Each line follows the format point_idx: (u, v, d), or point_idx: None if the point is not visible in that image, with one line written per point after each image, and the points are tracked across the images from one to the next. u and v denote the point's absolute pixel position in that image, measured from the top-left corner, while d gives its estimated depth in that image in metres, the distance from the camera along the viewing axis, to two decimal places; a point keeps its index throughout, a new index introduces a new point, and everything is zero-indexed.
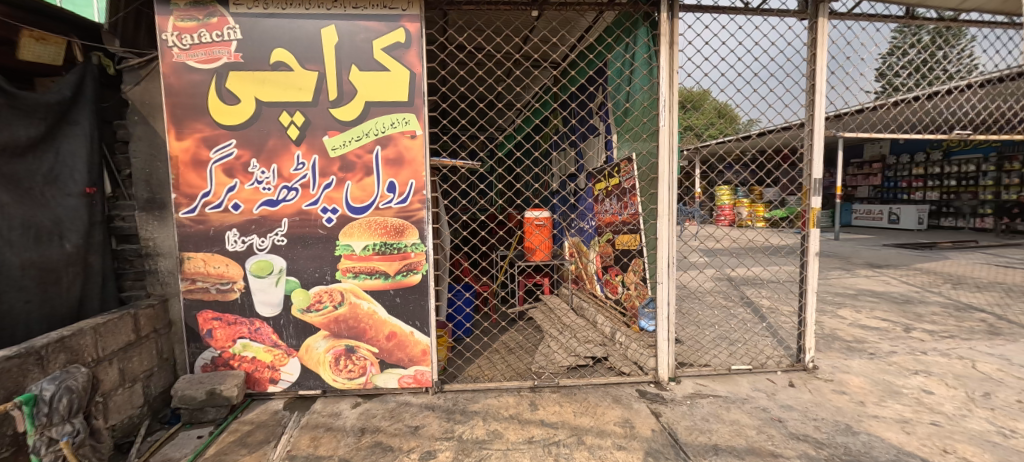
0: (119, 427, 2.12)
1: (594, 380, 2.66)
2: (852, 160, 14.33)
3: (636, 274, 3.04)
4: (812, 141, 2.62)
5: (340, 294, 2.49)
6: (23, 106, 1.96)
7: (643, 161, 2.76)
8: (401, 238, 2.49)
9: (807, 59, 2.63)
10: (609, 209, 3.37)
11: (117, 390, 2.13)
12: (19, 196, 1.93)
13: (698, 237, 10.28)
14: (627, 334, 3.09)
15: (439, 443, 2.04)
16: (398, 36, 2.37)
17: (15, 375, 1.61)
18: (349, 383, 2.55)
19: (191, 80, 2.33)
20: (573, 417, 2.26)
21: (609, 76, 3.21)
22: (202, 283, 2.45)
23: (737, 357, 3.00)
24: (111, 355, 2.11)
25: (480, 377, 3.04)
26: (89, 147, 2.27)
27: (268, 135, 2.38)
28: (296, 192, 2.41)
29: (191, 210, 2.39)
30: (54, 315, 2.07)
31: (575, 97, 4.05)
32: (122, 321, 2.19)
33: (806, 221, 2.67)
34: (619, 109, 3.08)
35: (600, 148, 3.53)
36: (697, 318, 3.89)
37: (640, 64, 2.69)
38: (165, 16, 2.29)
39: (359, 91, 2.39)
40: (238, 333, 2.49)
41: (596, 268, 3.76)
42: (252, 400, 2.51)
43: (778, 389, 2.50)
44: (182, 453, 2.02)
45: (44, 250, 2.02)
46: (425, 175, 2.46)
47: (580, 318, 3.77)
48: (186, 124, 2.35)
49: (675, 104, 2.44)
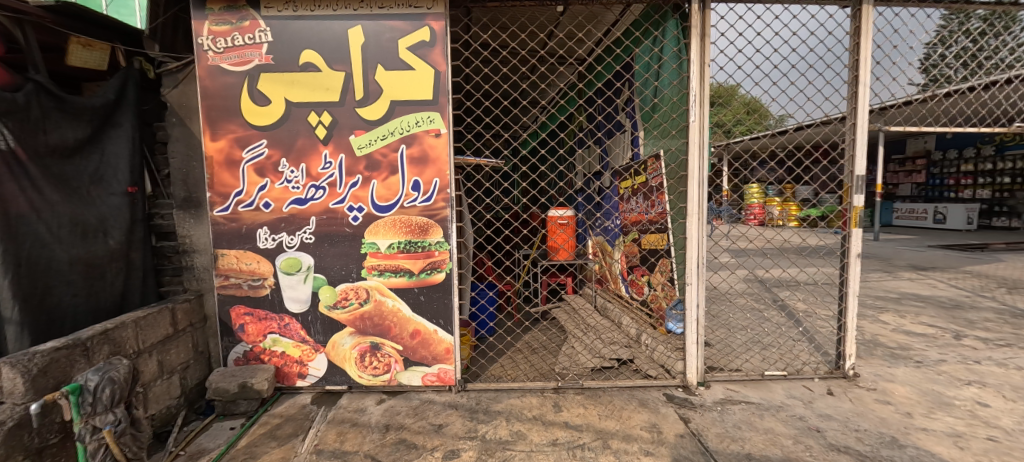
0: (158, 417, 2.21)
1: (620, 383, 2.60)
2: (893, 156, 13.59)
3: (663, 274, 2.94)
4: (855, 135, 2.47)
5: (366, 292, 2.52)
6: (71, 110, 2.07)
7: (672, 159, 2.68)
8: (425, 236, 2.50)
9: (850, 49, 2.49)
10: (635, 208, 3.28)
11: (156, 381, 2.22)
12: (67, 195, 2.05)
13: (728, 237, 9.99)
14: (653, 336, 3.00)
15: (462, 442, 2.03)
16: (423, 35, 2.37)
17: (63, 365, 1.72)
18: (374, 380, 2.57)
19: (225, 82, 2.40)
20: (598, 420, 2.21)
21: (636, 71, 3.12)
22: (234, 279, 2.52)
23: (771, 362, 2.87)
24: (150, 348, 2.20)
25: (503, 376, 3.02)
26: (131, 148, 2.37)
27: (297, 135, 2.42)
28: (323, 190, 2.45)
29: (225, 209, 2.47)
30: (99, 309, 2.18)
31: (600, 94, 3.96)
32: (160, 315, 2.27)
33: (847, 220, 2.53)
34: (647, 105, 2.99)
35: (626, 145, 3.44)
36: (727, 321, 3.75)
37: (669, 58, 2.61)
38: (201, 21, 2.36)
39: (385, 90, 2.40)
40: (268, 328, 2.56)
41: (621, 268, 3.68)
42: (281, 393, 2.57)
43: (816, 397, 2.37)
44: (216, 444, 2.09)
45: (89, 246, 2.13)
46: (449, 174, 2.45)
47: (604, 318, 3.70)
48: (220, 125, 2.42)
49: (707, 98, 2.36)
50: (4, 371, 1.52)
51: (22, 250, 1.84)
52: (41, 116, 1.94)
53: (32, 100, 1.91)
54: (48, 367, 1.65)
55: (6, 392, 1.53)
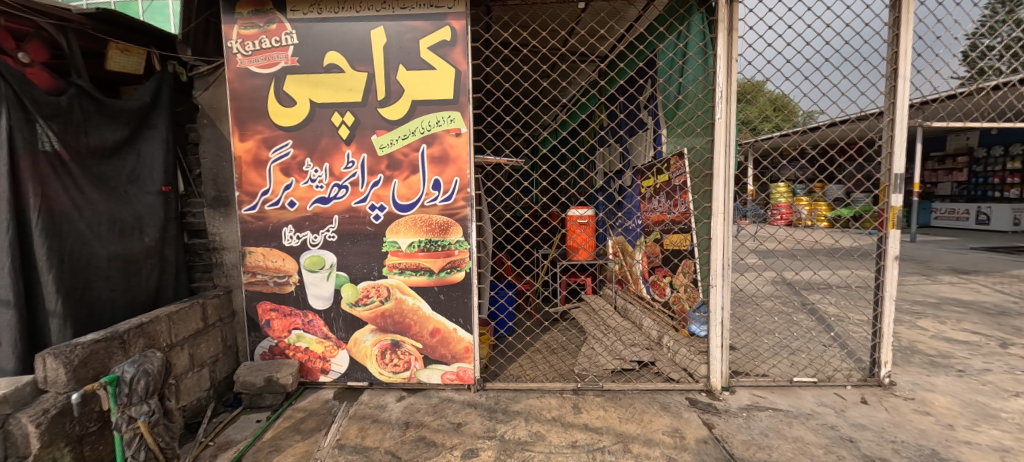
0: (188, 408, 2.29)
1: (641, 385, 2.55)
2: (932, 153, 12.92)
3: (686, 276, 2.86)
4: (893, 132, 2.35)
5: (386, 290, 2.54)
6: (109, 112, 2.17)
7: (696, 157, 2.61)
8: (445, 235, 2.51)
9: (888, 41, 2.37)
10: (658, 207, 3.21)
11: (188, 374, 2.30)
12: (106, 194, 2.14)
13: (753, 237, 9.69)
14: (675, 339, 2.92)
15: (481, 441, 2.03)
16: (444, 34, 2.38)
17: (101, 357, 1.81)
18: (394, 377, 2.60)
19: (252, 84, 2.47)
20: (619, 423, 2.17)
21: (659, 68, 3.05)
22: (261, 276, 2.59)
23: (800, 367, 2.76)
24: (183, 341, 2.28)
25: (522, 376, 3.00)
26: (165, 148, 2.47)
27: (320, 135, 2.47)
28: (346, 189, 2.49)
29: (252, 207, 2.54)
30: (136, 303, 2.28)
31: (622, 91, 3.89)
32: (192, 310, 2.35)
33: (884, 221, 2.41)
34: (670, 102, 2.92)
35: (649, 143, 3.37)
36: (753, 324, 3.63)
37: (694, 53, 2.54)
38: (231, 25, 2.44)
39: (406, 90, 2.42)
40: (293, 324, 2.61)
41: (642, 269, 3.61)
42: (305, 388, 2.63)
43: (849, 406, 2.27)
44: (243, 436, 2.16)
45: (127, 243, 2.23)
46: (469, 173, 2.45)
47: (625, 320, 3.64)
48: (248, 126, 2.49)
49: (734, 95, 2.30)
50: (49, 362, 1.62)
51: (65, 247, 1.94)
52: (83, 118, 2.04)
53: (75, 104, 2.01)
54: (88, 359, 1.74)
55: (51, 381, 1.64)
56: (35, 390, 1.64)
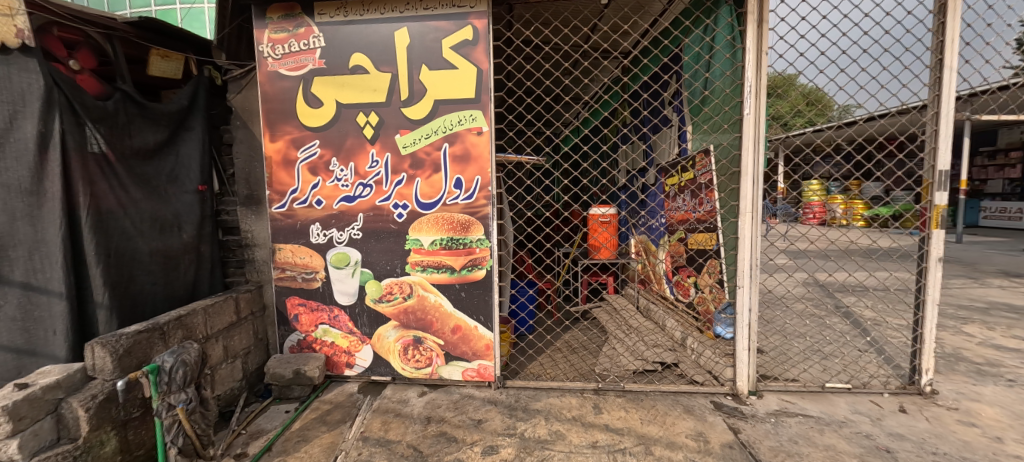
0: (222, 397, 2.40)
1: (663, 387, 2.50)
2: (981, 149, 12.11)
3: (712, 276, 2.78)
4: (939, 126, 2.21)
5: (409, 287, 2.59)
6: (151, 116, 2.29)
7: (723, 154, 2.54)
8: (467, 234, 2.52)
9: (933, 29, 2.23)
10: (682, 206, 3.14)
11: (222, 364, 2.41)
12: (148, 192, 2.26)
13: (783, 237, 9.34)
14: (700, 340, 2.84)
15: (501, 438, 2.04)
16: (466, 33, 2.40)
17: (144, 346, 1.92)
18: (416, 372, 2.64)
19: (282, 86, 2.55)
20: (640, 424, 2.14)
21: (684, 63, 2.98)
22: (290, 272, 2.68)
23: (833, 373, 2.64)
24: (217, 333, 2.39)
25: (542, 375, 2.99)
26: (201, 149, 2.59)
27: (346, 135, 2.53)
28: (370, 188, 2.54)
29: (282, 205, 2.62)
30: (175, 296, 2.40)
31: (645, 88, 3.83)
32: (226, 303, 2.46)
33: (927, 220, 2.27)
34: (696, 97, 2.85)
35: (673, 140, 3.29)
36: (783, 327, 3.49)
37: (722, 47, 2.47)
38: (262, 30, 2.52)
39: (429, 90, 2.45)
40: (320, 319, 2.69)
41: (666, 269, 3.52)
42: (331, 381, 2.71)
43: (885, 414, 2.16)
44: (273, 425, 2.25)
45: (167, 239, 2.35)
46: (491, 171, 2.46)
47: (647, 320, 3.58)
48: (278, 127, 2.57)
49: (764, 89, 2.23)
50: (97, 350, 1.74)
51: (110, 243, 2.07)
52: (127, 121, 2.17)
53: (120, 108, 2.13)
54: (131, 348, 1.85)
55: (98, 368, 1.75)
56: (85, 376, 1.75)
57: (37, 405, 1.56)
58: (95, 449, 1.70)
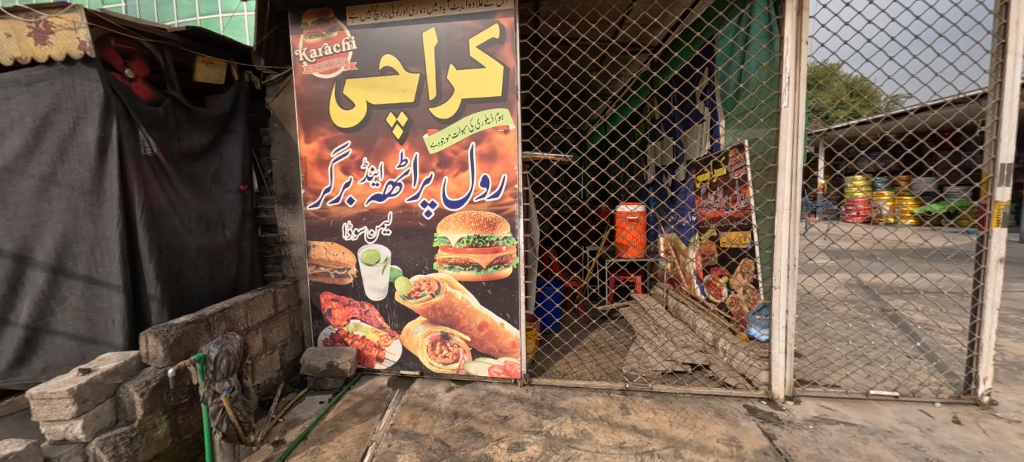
0: (262, 386, 2.53)
1: (694, 389, 2.44)
2: None
3: (745, 276, 2.68)
4: (1001, 116, 2.04)
5: (437, 283, 2.63)
6: (197, 119, 2.43)
7: (759, 149, 2.45)
8: (493, 232, 2.54)
9: (995, 12, 2.06)
10: (714, 203, 3.04)
11: (262, 355, 2.54)
12: (194, 191, 2.40)
13: (824, 235, 8.85)
14: (732, 342, 2.73)
15: (527, 435, 2.05)
16: (493, 32, 2.41)
17: (191, 337, 2.05)
18: (443, 368, 2.69)
19: (316, 89, 2.64)
20: (670, 427, 2.09)
21: (717, 55, 2.89)
22: (323, 268, 2.77)
23: (878, 380, 2.49)
24: (257, 326, 2.51)
25: (568, 374, 2.97)
26: (243, 150, 2.72)
27: (376, 135, 2.59)
28: (400, 187, 2.60)
29: (316, 204, 2.72)
30: (219, 290, 2.54)
31: (676, 82, 3.73)
32: (265, 297, 2.58)
33: (986, 218, 2.10)
34: (730, 91, 2.75)
35: (705, 135, 3.19)
36: (823, 330, 3.32)
37: (758, 37, 2.38)
38: (298, 35, 2.62)
39: (456, 89, 2.48)
40: (351, 314, 2.78)
41: (696, 268, 3.42)
42: (362, 374, 2.80)
43: (936, 425, 2.02)
44: (308, 415, 2.36)
45: (212, 236, 2.49)
46: (517, 170, 2.47)
47: (677, 320, 3.49)
48: (312, 128, 2.67)
49: (803, 81, 2.13)
50: (151, 339, 1.87)
51: (161, 239, 2.20)
52: (176, 125, 2.30)
53: (170, 112, 2.27)
54: (180, 338, 1.97)
55: (152, 356, 1.89)
56: (140, 364, 1.89)
57: (99, 389, 1.70)
58: (149, 431, 1.84)
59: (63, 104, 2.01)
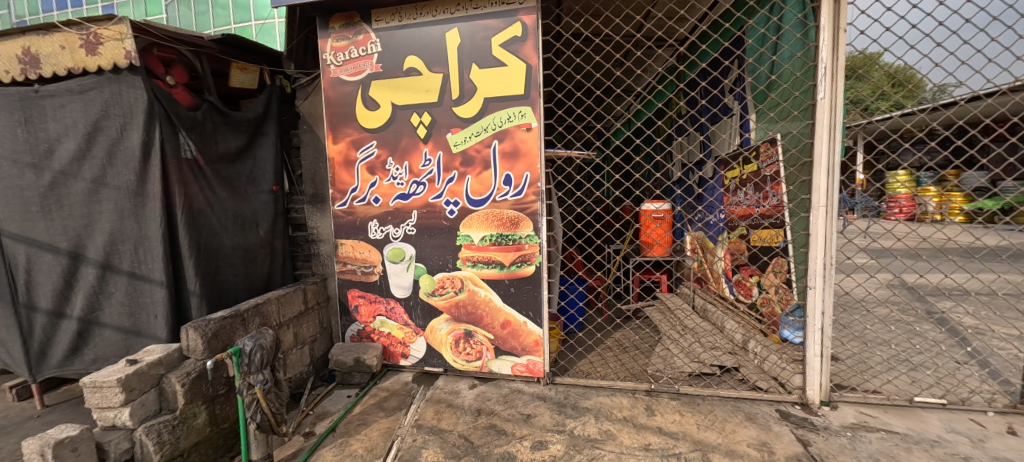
0: (294, 380, 2.63)
1: (722, 392, 2.37)
2: None
3: (778, 276, 2.58)
4: None
5: (460, 281, 2.66)
6: (233, 123, 2.54)
7: (792, 143, 2.35)
8: (516, 230, 2.54)
9: None
10: (744, 200, 2.94)
11: (293, 350, 2.63)
12: (230, 192, 2.51)
13: (864, 234, 8.38)
14: (764, 344, 2.63)
15: (550, 434, 2.04)
16: (516, 30, 2.40)
17: (228, 331, 2.14)
18: (466, 365, 2.71)
19: (342, 91, 2.70)
20: (697, 429, 2.04)
21: (748, 47, 2.79)
22: (351, 266, 2.84)
23: (924, 386, 2.35)
24: (289, 321, 2.60)
25: (591, 373, 2.94)
26: (275, 152, 2.83)
27: (401, 135, 2.64)
28: (424, 186, 2.64)
29: (343, 203, 2.79)
30: (254, 286, 2.66)
31: (704, 76, 3.62)
32: (296, 294, 2.66)
33: None
34: (761, 83, 2.65)
35: (734, 130, 3.08)
36: (862, 334, 3.16)
37: (792, 26, 2.29)
38: (325, 39, 2.68)
39: (478, 88, 2.49)
40: (377, 310, 2.84)
41: (725, 267, 3.32)
42: (387, 369, 2.86)
43: (990, 435, 1.89)
44: (337, 408, 2.43)
45: (247, 235, 2.60)
46: (540, 168, 2.46)
47: (704, 321, 3.40)
48: (340, 130, 2.74)
49: (842, 71, 2.03)
50: (191, 333, 1.97)
51: (200, 238, 2.32)
52: (213, 129, 2.41)
53: (207, 117, 2.38)
54: (218, 332, 2.07)
55: (192, 349, 1.99)
56: (181, 356, 1.99)
57: (145, 379, 1.80)
58: (190, 420, 1.94)
59: (111, 110, 2.13)
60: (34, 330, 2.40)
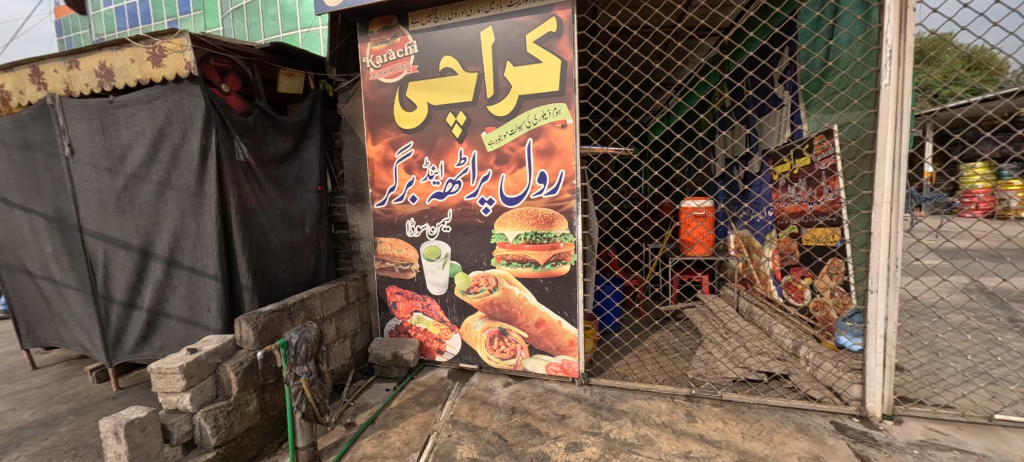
0: (336, 372, 2.74)
1: (770, 400, 2.24)
2: None
3: (833, 278, 2.40)
4: None
5: (495, 280, 2.67)
6: (281, 127, 2.68)
7: (852, 134, 2.18)
8: (551, 228, 2.52)
9: None
10: (795, 197, 2.76)
11: (336, 343, 2.74)
12: (280, 192, 2.65)
13: (936, 233, 7.61)
14: (817, 351, 2.45)
15: (585, 436, 2.01)
16: (551, 26, 2.37)
17: (276, 323, 2.27)
18: (501, 363, 2.72)
19: (381, 93, 2.78)
20: (742, 439, 1.94)
21: (801, 32, 2.61)
22: (389, 263, 2.92)
23: (1007, 403, 2.11)
24: (332, 315, 2.72)
25: (628, 375, 2.86)
26: (319, 154, 2.96)
27: (437, 135, 2.68)
28: (459, 184, 2.67)
29: (382, 202, 2.88)
30: (300, 281, 2.80)
31: (750, 65, 3.44)
32: (338, 289, 2.78)
33: None
34: (816, 70, 2.48)
35: (784, 122, 2.89)
36: (934, 343, 2.87)
37: (852, 7, 2.12)
38: (365, 43, 2.77)
39: (513, 86, 2.49)
40: (414, 307, 2.91)
41: (773, 268, 3.13)
42: (424, 365, 2.92)
43: None
44: (376, 401, 2.52)
45: (294, 232, 2.74)
46: (576, 165, 2.42)
47: (750, 324, 3.22)
48: (379, 131, 2.82)
49: (910, 55, 1.85)
50: (244, 325, 2.10)
51: (252, 236, 2.46)
52: (263, 132, 2.56)
53: (258, 121, 2.52)
54: (267, 325, 2.18)
55: (245, 340, 2.11)
56: (235, 346, 2.13)
57: (203, 367, 1.94)
58: (242, 406, 2.06)
59: (174, 118, 2.30)
60: (110, 319, 2.65)
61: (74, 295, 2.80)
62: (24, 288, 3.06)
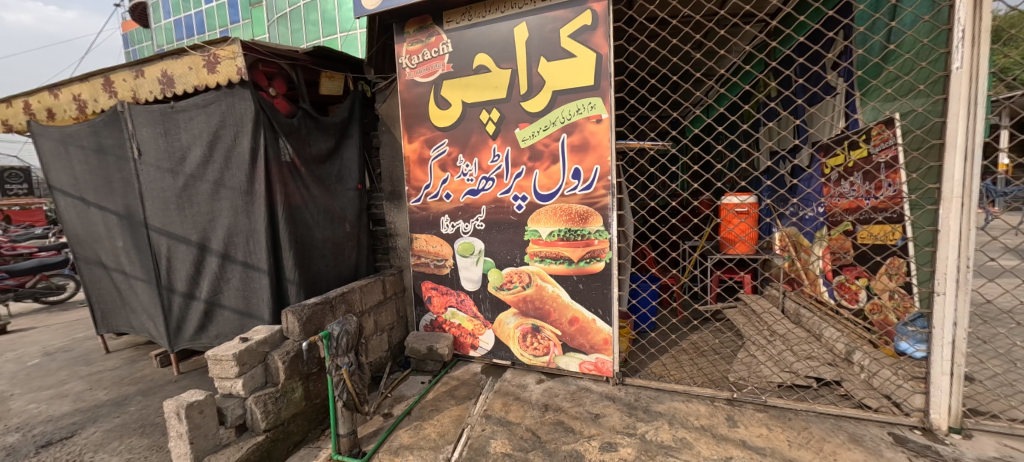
0: (374, 363, 2.83)
1: (819, 408, 2.12)
2: None
3: (893, 278, 2.24)
4: None
5: (528, 276, 2.67)
6: (323, 127, 2.80)
7: (917, 123, 2.01)
8: (585, 225, 2.49)
9: None
10: (850, 191, 2.59)
11: (374, 336, 2.84)
12: (322, 190, 2.77)
13: (1013, 230, 6.88)
14: (874, 357, 2.29)
15: (620, 437, 1.98)
16: (586, 19, 2.34)
17: (319, 315, 2.37)
18: (534, 360, 2.72)
19: (416, 92, 2.84)
20: (788, 447, 1.84)
21: (858, 14, 2.43)
22: (425, 259, 2.99)
23: None
24: (371, 309, 2.82)
25: (665, 376, 2.79)
26: (358, 153, 3.07)
27: (470, 132, 2.71)
28: (492, 181, 2.69)
29: (418, 199, 2.94)
30: (341, 276, 2.92)
31: (801, 51, 3.25)
32: (377, 284, 2.87)
33: None
34: (876, 54, 2.30)
35: (838, 111, 2.71)
36: (1011, 352, 2.60)
37: None
38: (401, 44, 2.83)
39: (547, 82, 2.47)
40: (449, 302, 2.96)
41: (823, 267, 2.95)
42: (458, 359, 2.98)
43: None
44: (412, 393, 2.59)
45: (335, 228, 2.86)
46: (611, 160, 2.37)
47: (797, 327, 3.05)
48: (414, 129, 2.88)
49: (988, 34, 1.68)
50: (291, 317, 2.21)
51: (297, 231, 2.59)
52: (307, 133, 2.68)
53: (302, 123, 2.65)
54: (311, 316, 2.29)
55: (291, 331, 2.22)
56: (282, 336, 2.24)
57: (254, 355, 2.07)
58: (289, 393, 2.18)
59: (227, 121, 2.46)
60: (172, 308, 2.87)
61: (142, 286, 3.05)
62: (99, 279, 3.37)
